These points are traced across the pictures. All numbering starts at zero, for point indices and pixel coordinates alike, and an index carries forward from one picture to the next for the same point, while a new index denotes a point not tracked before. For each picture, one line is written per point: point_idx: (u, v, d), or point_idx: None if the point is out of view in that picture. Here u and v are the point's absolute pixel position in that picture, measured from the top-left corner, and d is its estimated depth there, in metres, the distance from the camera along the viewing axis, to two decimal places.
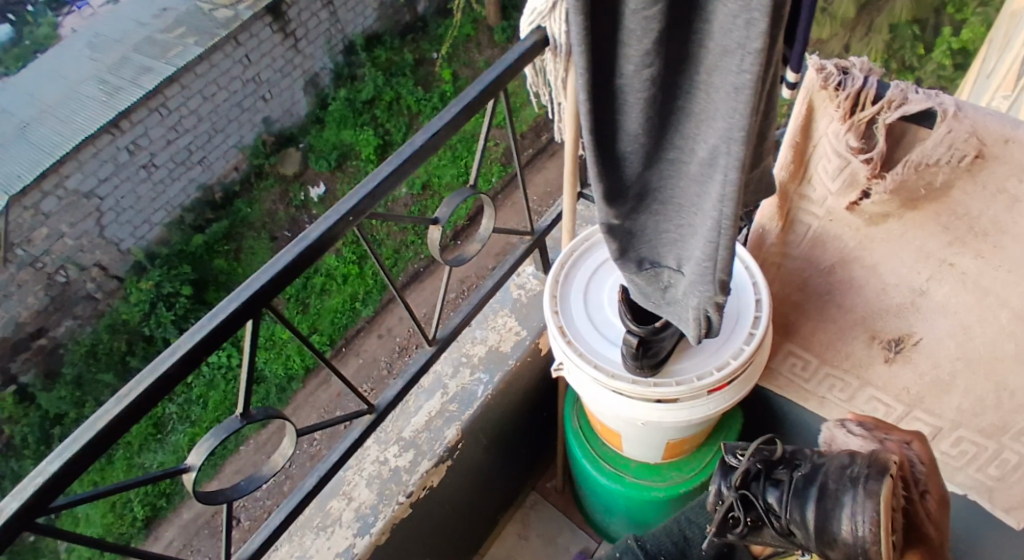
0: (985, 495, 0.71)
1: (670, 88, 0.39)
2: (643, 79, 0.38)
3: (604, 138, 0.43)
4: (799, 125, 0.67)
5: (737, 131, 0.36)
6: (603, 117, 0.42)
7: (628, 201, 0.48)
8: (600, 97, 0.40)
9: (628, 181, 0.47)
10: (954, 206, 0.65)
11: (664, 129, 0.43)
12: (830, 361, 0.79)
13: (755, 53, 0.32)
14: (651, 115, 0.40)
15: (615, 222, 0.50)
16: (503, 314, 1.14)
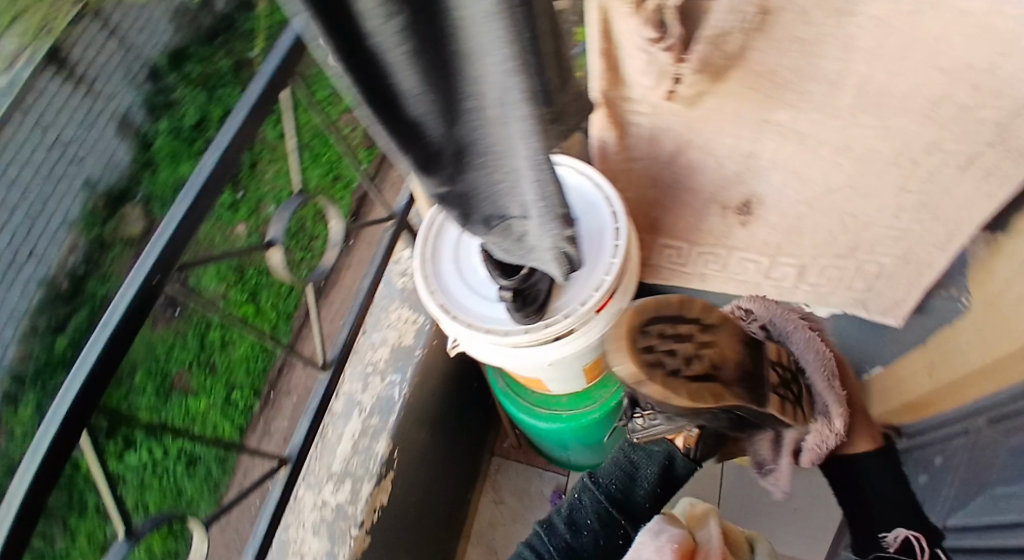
0: (860, 305, 0.95)
1: (435, 46, 0.36)
2: (403, 48, 0.34)
3: (390, 111, 0.40)
4: (599, 31, 0.62)
5: (513, 62, 0.35)
6: (378, 90, 0.38)
7: (447, 167, 0.46)
8: (371, 81, 0.37)
9: (440, 151, 0.44)
10: (755, 67, 0.61)
11: (450, 90, 0.40)
12: (698, 242, 0.97)
13: None
14: (430, 72, 0.37)
15: (443, 189, 0.48)
16: (395, 308, 1.13)
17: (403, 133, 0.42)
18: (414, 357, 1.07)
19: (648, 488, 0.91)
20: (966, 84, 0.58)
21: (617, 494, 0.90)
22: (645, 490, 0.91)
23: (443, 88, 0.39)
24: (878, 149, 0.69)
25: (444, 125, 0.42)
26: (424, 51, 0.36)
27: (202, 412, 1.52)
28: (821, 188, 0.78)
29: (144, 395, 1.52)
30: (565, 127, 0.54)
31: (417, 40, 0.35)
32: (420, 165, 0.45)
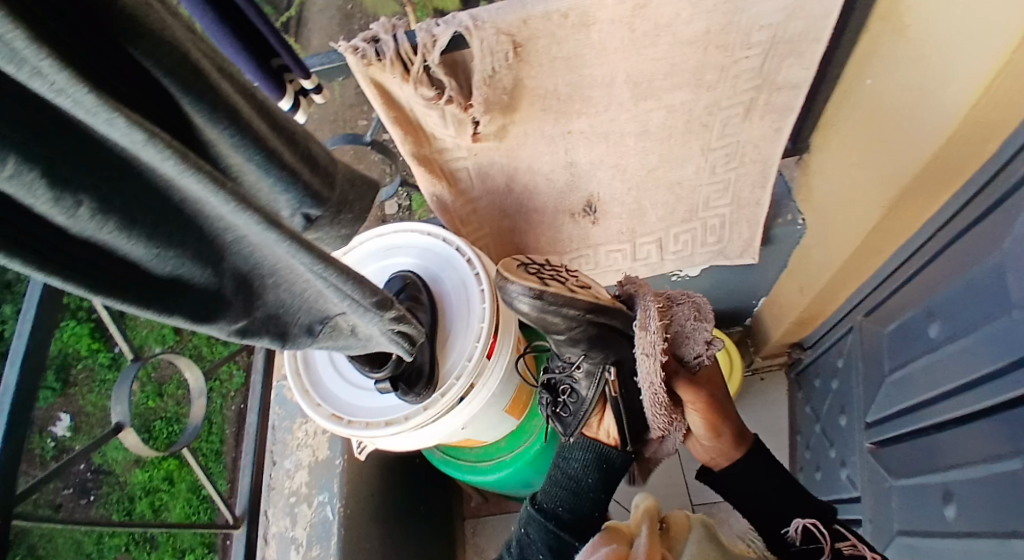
0: (721, 255, 0.99)
1: (159, 214, 0.39)
2: (122, 233, 0.36)
3: (142, 287, 0.41)
4: (383, 102, 0.66)
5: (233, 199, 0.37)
6: (116, 275, 0.38)
7: (235, 303, 0.48)
8: (110, 269, 0.38)
9: (221, 294, 0.47)
10: (536, 90, 0.68)
11: (200, 241, 0.43)
12: (565, 252, 0.99)
13: (149, 138, 0.31)
14: (163, 235, 0.39)
15: (244, 322, 0.50)
16: (300, 424, 1.05)
17: (169, 298, 0.43)
18: (337, 468, 1.01)
19: (591, 492, 0.88)
20: (713, 49, 0.65)
21: (566, 517, 0.85)
22: (579, 496, 0.87)
23: (186, 241, 0.41)
24: (671, 125, 0.76)
25: (208, 271, 0.45)
26: (142, 222, 0.37)
27: None
28: (642, 170, 0.85)
29: None
30: (356, 213, 0.56)
31: (126, 218, 0.36)
32: (205, 316, 0.46)
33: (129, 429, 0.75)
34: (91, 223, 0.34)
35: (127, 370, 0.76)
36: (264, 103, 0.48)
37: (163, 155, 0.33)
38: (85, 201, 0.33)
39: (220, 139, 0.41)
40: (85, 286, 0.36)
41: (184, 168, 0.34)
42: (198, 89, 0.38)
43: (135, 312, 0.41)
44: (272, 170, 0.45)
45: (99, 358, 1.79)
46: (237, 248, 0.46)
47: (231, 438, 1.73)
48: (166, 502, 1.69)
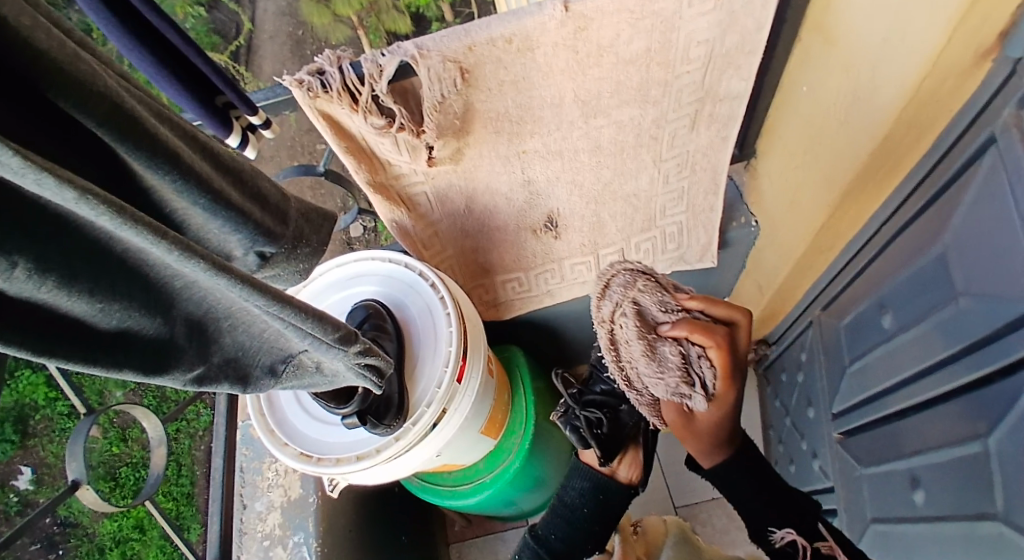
0: (682, 260, 1.01)
1: (96, 262, 0.37)
2: (55, 287, 0.35)
3: (88, 344, 0.39)
4: (334, 133, 0.66)
5: (182, 250, 0.34)
6: (61, 335, 0.37)
7: (189, 349, 0.46)
8: (45, 326, 0.36)
9: (174, 340, 0.45)
10: (487, 112, 0.68)
11: (146, 287, 0.41)
12: (530, 268, 1.00)
13: (84, 198, 0.29)
14: (107, 288, 0.38)
15: (201, 370, 0.48)
16: (271, 463, 1.02)
17: (120, 353, 0.41)
18: (310, 506, 0.98)
19: (587, 523, 0.88)
20: (655, 65, 0.67)
21: (559, 546, 0.88)
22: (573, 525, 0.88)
23: (132, 292, 0.40)
24: (622, 140, 0.78)
25: (158, 319, 0.43)
26: (83, 276, 0.36)
27: None
28: (599, 185, 0.86)
29: None
30: (314, 247, 0.55)
31: (65, 274, 0.35)
32: (159, 367, 0.45)
33: (86, 486, 0.72)
34: (28, 283, 0.33)
35: (80, 425, 0.72)
36: (210, 145, 0.47)
37: (98, 212, 0.30)
38: (20, 262, 0.32)
39: (161, 184, 0.40)
40: (27, 349, 0.35)
41: (125, 221, 0.31)
42: (136, 137, 0.36)
43: (82, 370, 0.40)
44: (219, 212, 0.44)
45: (57, 408, 1.71)
46: (187, 293, 0.44)
47: (201, 479, 1.67)
48: (139, 550, 1.63)
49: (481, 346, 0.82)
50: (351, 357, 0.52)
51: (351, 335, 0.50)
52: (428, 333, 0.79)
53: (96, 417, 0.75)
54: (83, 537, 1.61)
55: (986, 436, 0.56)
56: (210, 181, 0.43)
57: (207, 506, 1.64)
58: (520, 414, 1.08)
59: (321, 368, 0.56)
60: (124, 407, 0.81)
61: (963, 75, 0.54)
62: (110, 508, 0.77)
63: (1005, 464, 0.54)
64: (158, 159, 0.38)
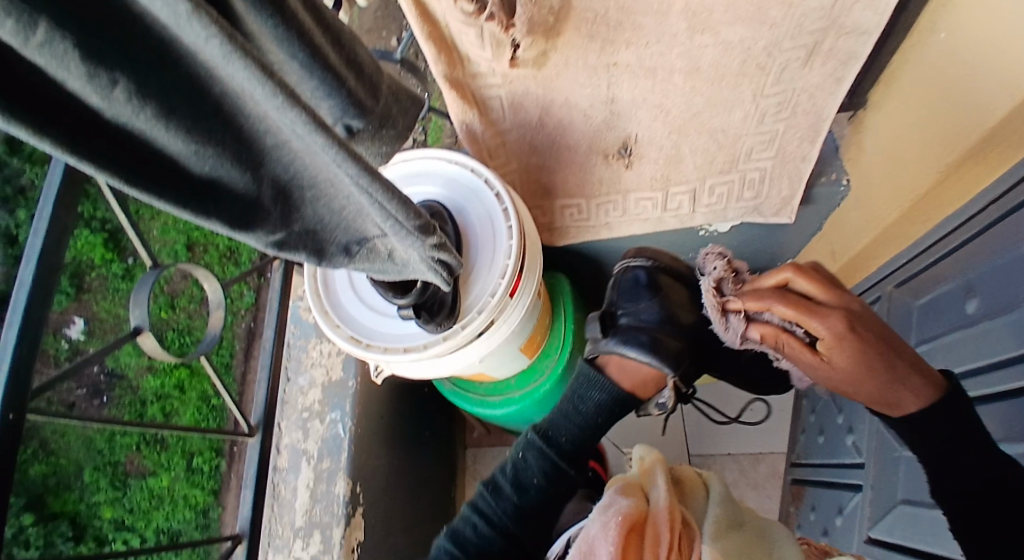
0: (755, 212, 0.95)
1: (198, 104, 0.37)
2: (156, 120, 0.35)
3: (179, 186, 0.40)
4: (418, 14, 0.63)
5: (279, 95, 0.33)
6: (151, 170, 0.38)
7: (272, 211, 0.47)
8: (141, 157, 0.37)
9: (258, 199, 0.45)
10: (585, 13, 0.63)
11: (240, 140, 0.41)
12: (594, 195, 0.96)
13: (192, 12, 0.29)
14: (202, 130, 0.38)
15: (279, 234, 0.49)
16: (315, 344, 1.07)
17: (207, 200, 0.42)
18: (350, 389, 1.03)
19: None
20: None
21: (567, 449, 0.80)
22: (584, 431, 0.81)
23: (225, 140, 0.40)
24: (725, 65, 0.72)
25: (246, 175, 0.43)
26: (181, 112, 0.36)
27: (168, 488, 1.62)
28: (686, 113, 0.80)
29: (99, 493, 1.61)
30: (398, 130, 0.56)
31: (164, 105, 0.35)
32: (243, 222, 0.45)
33: (147, 333, 0.77)
34: (126, 106, 0.34)
35: (147, 276, 0.76)
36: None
37: (208, 33, 0.30)
38: (121, 82, 0.32)
39: (263, 30, 0.39)
40: (118, 176, 0.36)
41: (235, 51, 0.30)
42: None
43: (172, 212, 0.41)
44: (316, 71, 0.43)
45: (113, 269, 1.84)
46: (276, 154, 0.44)
47: (241, 353, 1.78)
48: (176, 408, 1.76)
49: (537, 262, 0.81)
50: (426, 249, 0.50)
51: (431, 229, 0.48)
52: (488, 241, 0.78)
53: (161, 271, 0.79)
54: (127, 388, 1.77)
55: None
56: (313, 38, 0.43)
57: (245, 378, 1.76)
58: (557, 339, 1.08)
59: (394, 258, 0.54)
60: (187, 267, 0.85)
61: None
62: (167, 357, 0.82)
63: None
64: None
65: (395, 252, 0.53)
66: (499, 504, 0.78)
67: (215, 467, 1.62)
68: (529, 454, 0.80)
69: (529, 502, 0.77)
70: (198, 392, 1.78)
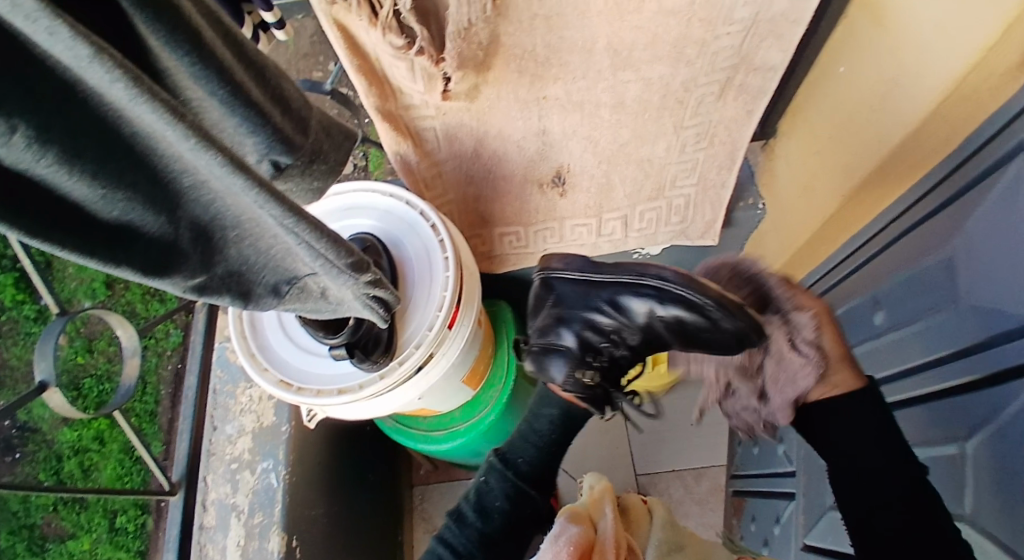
0: (683, 236, 1.00)
1: (107, 147, 0.35)
2: (58, 166, 0.33)
3: (87, 234, 0.37)
4: (346, 47, 0.62)
5: (194, 139, 0.32)
6: (55, 218, 0.35)
7: (193, 255, 0.44)
8: (46, 207, 0.34)
9: (176, 244, 0.43)
10: (513, 50, 0.65)
11: (154, 182, 0.39)
12: (531, 224, 0.97)
13: (96, 58, 0.27)
14: (111, 173, 0.36)
15: (201, 279, 0.46)
16: (244, 389, 1.01)
17: (119, 247, 0.39)
18: (282, 435, 0.98)
19: None
20: (696, 22, 0.64)
21: (525, 469, 0.80)
22: (541, 451, 0.80)
23: (138, 182, 0.38)
24: (647, 99, 0.75)
25: (162, 219, 0.41)
26: (88, 155, 0.34)
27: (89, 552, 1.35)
28: (615, 145, 0.83)
29: None
30: (331, 165, 0.54)
31: (69, 149, 0.33)
32: (160, 268, 0.43)
33: (53, 388, 0.70)
34: (26, 153, 0.31)
35: (52, 326, 0.70)
36: (234, 34, 0.44)
37: (111, 76, 0.28)
38: (19, 128, 0.30)
39: (177, 67, 0.37)
40: (18, 229, 0.33)
41: (141, 93, 0.29)
42: (156, 6, 0.34)
43: (79, 261, 0.38)
44: (238, 108, 0.42)
45: (26, 311, 1.67)
46: (194, 195, 0.42)
47: (166, 399, 1.63)
48: (98, 461, 1.57)
49: (475, 293, 0.81)
50: (360, 286, 0.49)
51: (365, 265, 0.47)
52: (424, 273, 0.77)
53: (68, 319, 0.72)
54: (42, 442, 1.59)
55: (964, 440, 0.56)
56: (235, 74, 0.41)
57: (170, 427, 1.64)
58: (501, 368, 1.08)
59: (326, 295, 0.53)
60: (99, 313, 0.79)
61: (1007, 75, 0.51)
62: (77, 413, 0.75)
63: (979, 470, 0.54)
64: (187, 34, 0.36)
65: (328, 290, 0.53)
66: (463, 533, 0.77)
67: (141, 526, 1.34)
68: (491, 477, 0.80)
69: (493, 528, 0.77)
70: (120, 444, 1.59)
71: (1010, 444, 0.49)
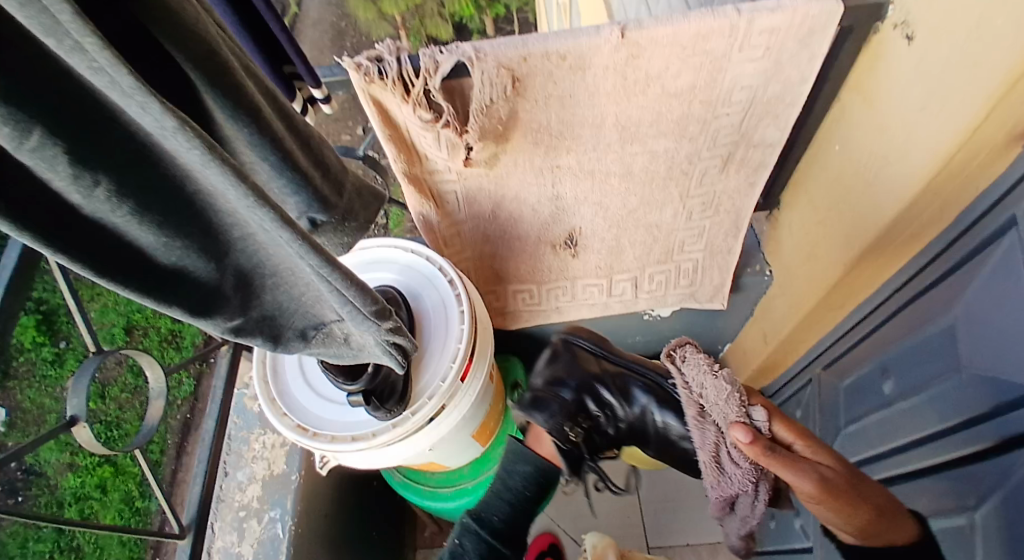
0: (692, 297, 1.04)
1: (174, 201, 0.40)
2: (131, 216, 0.38)
3: (146, 275, 0.42)
4: (380, 119, 0.68)
5: (251, 196, 0.37)
6: (120, 260, 0.40)
7: (234, 299, 0.48)
8: (115, 250, 0.39)
9: (220, 288, 0.47)
10: (530, 123, 0.71)
11: (208, 232, 0.44)
12: (544, 282, 1.02)
13: (178, 129, 0.32)
14: (173, 223, 0.41)
15: (240, 321, 0.50)
16: (257, 436, 1.04)
17: (171, 289, 0.44)
18: (292, 484, 0.99)
19: None
20: (697, 102, 0.70)
21: (502, 528, 0.73)
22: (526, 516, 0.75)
23: (195, 232, 0.43)
24: (653, 170, 0.80)
25: (211, 265, 0.45)
26: (155, 207, 0.39)
27: None
28: (624, 211, 0.88)
29: None
30: (361, 223, 0.59)
31: (140, 202, 0.38)
32: (204, 310, 0.47)
33: (83, 423, 0.74)
34: (105, 204, 0.36)
35: (88, 363, 0.74)
36: (286, 109, 0.50)
37: (190, 144, 0.33)
38: (103, 182, 0.35)
39: (237, 135, 0.43)
40: (90, 269, 0.38)
41: (212, 158, 0.34)
42: (225, 87, 0.40)
43: (137, 300, 0.42)
44: (285, 171, 0.48)
45: (42, 353, 2.00)
46: (242, 245, 0.46)
47: (174, 448, 1.90)
48: (96, 511, 1.82)
49: (488, 347, 0.84)
50: (381, 333, 0.52)
51: (387, 314, 0.51)
52: (440, 326, 0.80)
53: (104, 358, 0.77)
54: (42, 488, 1.84)
55: (973, 510, 0.56)
56: (286, 143, 0.47)
57: None
58: (511, 425, 1.09)
59: (350, 341, 0.57)
60: (131, 353, 0.83)
61: (994, 152, 0.55)
62: (101, 450, 0.78)
63: (988, 541, 0.54)
64: (247, 110, 0.43)
65: (351, 336, 0.56)
66: None
67: None
68: (465, 540, 0.73)
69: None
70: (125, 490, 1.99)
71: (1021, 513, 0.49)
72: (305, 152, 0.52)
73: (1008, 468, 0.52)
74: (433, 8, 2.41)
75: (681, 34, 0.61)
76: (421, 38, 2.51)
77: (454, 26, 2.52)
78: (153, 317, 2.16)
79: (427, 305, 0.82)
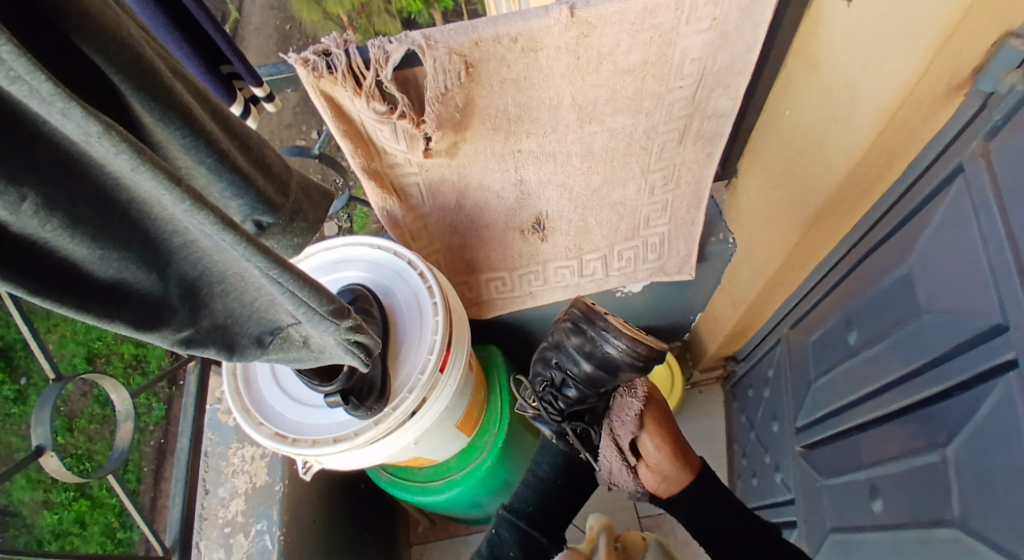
0: (661, 271, 1.05)
1: (106, 211, 0.39)
2: (61, 230, 0.36)
3: (83, 291, 0.40)
4: (333, 115, 0.67)
5: (186, 201, 0.35)
6: (54, 277, 0.38)
7: (180, 309, 0.47)
8: (46, 267, 0.37)
9: (164, 299, 0.46)
10: (488, 108, 0.70)
11: (145, 242, 0.43)
12: (515, 268, 1.02)
13: (103, 134, 0.31)
14: (107, 235, 0.39)
15: (187, 331, 0.49)
16: (236, 450, 1.02)
17: (112, 303, 0.42)
18: (276, 495, 0.98)
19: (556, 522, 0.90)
20: (650, 77, 0.71)
21: (536, 516, 0.85)
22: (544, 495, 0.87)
23: (131, 243, 0.41)
24: (613, 147, 0.81)
25: (152, 276, 0.44)
26: (87, 220, 0.38)
27: None
28: (588, 190, 0.89)
29: None
30: (311, 222, 0.58)
31: (71, 215, 0.37)
32: (149, 322, 0.46)
33: (50, 453, 0.71)
34: (34, 220, 0.35)
35: (48, 391, 0.71)
36: (219, 110, 0.49)
37: (117, 149, 0.31)
38: (30, 197, 0.34)
39: (169, 139, 0.42)
40: (21, 288, 0.36)
41: (143, 163, 0.33)
42: (151, 89, 0.39)
43: (75, 317, 0.41)
44: (223, 174, 0.47)
45: (5, 392, 2.10)
46: (184, 253, 0.45)
47: (149, 476, 1.91)
48: (78, 545, 1.94)
49: (464, 336, 0.84)
50: (341, 332, 0.51)
51: (346, 313, 0.50)
52: (415, 320, 0.80)
53: (65, 384, 0.74)
54: (21, 528, 1.95)
55: (943, 446, 0.59)
56: (221, 145, 0.46)
57: None
58: (495, 412, 1.09)
59: (308, 344, 0.56)
60: (93, 378, 0.80)
61: (936, 104, 0.58)
62: (73, 480, 0.75)
63: (961, 474, 0.57)
64: (177, 112, 0.41)
65: (310, 339, 0.55)
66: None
67: None
68: (502, 529, 0.85)
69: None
70: (100, 526, 1.98)
71: (994, 444, 0.52)
72: (244, 153, 0.51)
73: (972, 403, 0.55)
74: (380, 5, 2.39)
75: (629, 10, 0.62)
76: (368, 34, 2.47)
77: (402, 20, 2.48)
78: (114, 342, 2.10)
79: (404, 303, 0.81)
